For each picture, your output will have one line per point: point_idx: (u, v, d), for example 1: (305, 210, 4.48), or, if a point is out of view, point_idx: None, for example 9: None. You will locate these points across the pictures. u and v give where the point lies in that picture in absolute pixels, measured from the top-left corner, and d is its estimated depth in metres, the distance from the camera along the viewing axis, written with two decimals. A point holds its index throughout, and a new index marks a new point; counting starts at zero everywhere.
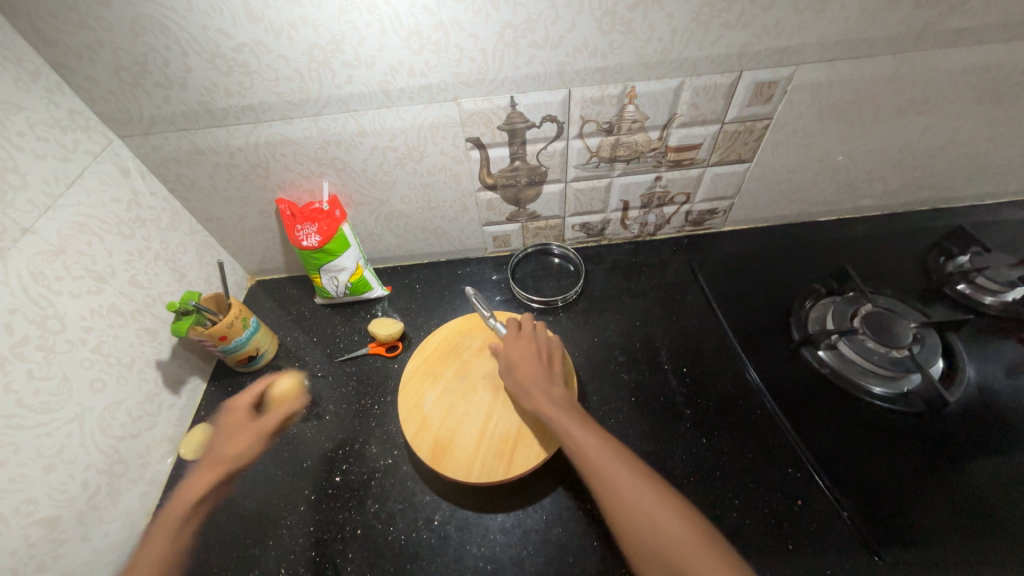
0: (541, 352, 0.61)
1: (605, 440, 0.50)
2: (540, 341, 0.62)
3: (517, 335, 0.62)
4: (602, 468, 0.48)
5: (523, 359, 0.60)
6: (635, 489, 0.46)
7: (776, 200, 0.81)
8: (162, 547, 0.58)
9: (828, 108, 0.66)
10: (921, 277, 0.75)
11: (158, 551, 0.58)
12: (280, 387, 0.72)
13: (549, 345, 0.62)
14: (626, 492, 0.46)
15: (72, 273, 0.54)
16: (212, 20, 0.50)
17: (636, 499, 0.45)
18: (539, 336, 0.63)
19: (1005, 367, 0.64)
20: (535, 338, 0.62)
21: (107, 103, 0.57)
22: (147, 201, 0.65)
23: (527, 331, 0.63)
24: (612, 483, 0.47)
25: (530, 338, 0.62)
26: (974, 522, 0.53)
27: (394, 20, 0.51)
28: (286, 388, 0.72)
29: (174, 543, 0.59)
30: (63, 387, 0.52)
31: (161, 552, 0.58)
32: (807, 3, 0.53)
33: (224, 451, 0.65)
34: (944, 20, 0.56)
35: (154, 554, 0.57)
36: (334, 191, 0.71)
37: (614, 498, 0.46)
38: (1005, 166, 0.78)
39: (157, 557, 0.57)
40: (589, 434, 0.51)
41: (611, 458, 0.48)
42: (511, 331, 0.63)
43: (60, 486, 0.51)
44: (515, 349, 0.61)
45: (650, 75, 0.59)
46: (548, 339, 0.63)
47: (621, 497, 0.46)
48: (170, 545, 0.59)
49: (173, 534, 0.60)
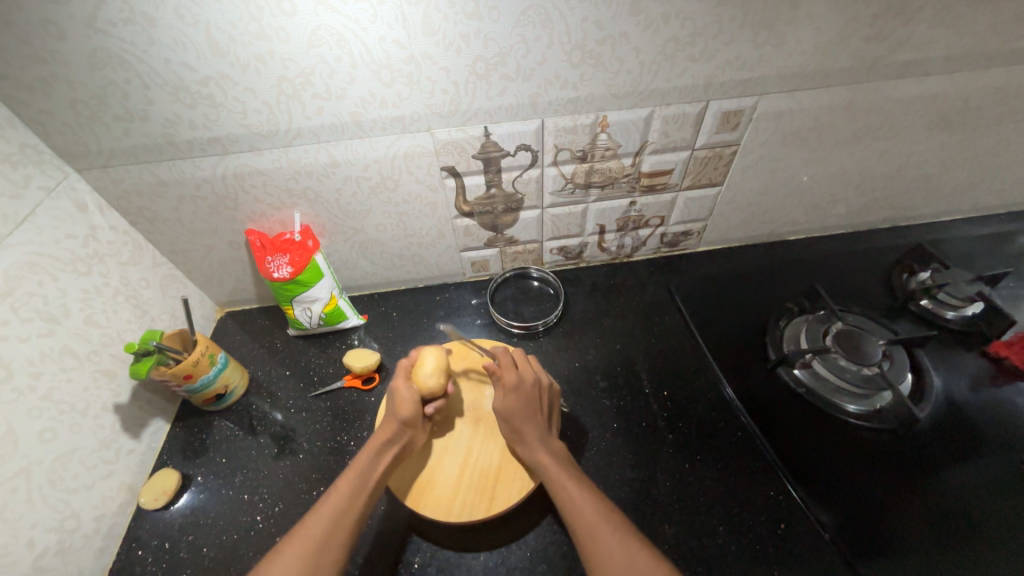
0: (537, 406, 0.57)
1: (599, 500, 0.50)
2: (537, 394, 0.58)
3: (516, 386, 0.57)
4: (592, 527, 0.47)
5: (519, 414, 0.56)
6: (626, 553, 0.45)
7: (747, 221, 0.83)
8: (351, 509, 0.48)
9: (791, 134, 0.68)
10: (887, 293, 0.78)
11: (330, 507, 0.47)
12: (426, 373, 0.59)
13: (544, 397, 0.59)
14: (615, 555, 0.45)
15: (21, 316, 0.51)
16: (175, 53, 0.49)
17: (627, 565, 0.44)
18: (536, 387, 0.58)
19: (969, 380, 0.66)
20: (532, 390, 0.58)
21: (62, 137, 0.54)
22: (106, 235, 0.62)
23: (525, 380, 0.58)
24: (593, 532, 0.47)
25: (529, 390, 0.57)
26: (950, 537, 0.53)
27: (364, 54, 0.51)
28: (434, 364, 0.59)
29: (358, 491, 0.49)
30: (8, 441, 0.49)
31: (335, 519, 0.47)
32: (766, 38, 0.55)
33: (399, 412, 0.55)
34: (894, 53, 0.59)
35: (328, 519, 0.47)
36: (307, 221, 0.69)
37: (602, 560, 0.45)
38: (958, 186, 0.82)
39: (331, 520, 0.47)
40: (584, 492, 0.50)
41: (603, 518, 0.48)
42: (510, 380, 0.57)
43: (3, 549, 0.47)
44: (512, 403, 0.56)
45: (621, 105, 0.61)
46: (544, 391, 0.59)
47: (610, 560, 0.45)
48: (351, 506, 0.48)
49: (360, 497, 0.49)
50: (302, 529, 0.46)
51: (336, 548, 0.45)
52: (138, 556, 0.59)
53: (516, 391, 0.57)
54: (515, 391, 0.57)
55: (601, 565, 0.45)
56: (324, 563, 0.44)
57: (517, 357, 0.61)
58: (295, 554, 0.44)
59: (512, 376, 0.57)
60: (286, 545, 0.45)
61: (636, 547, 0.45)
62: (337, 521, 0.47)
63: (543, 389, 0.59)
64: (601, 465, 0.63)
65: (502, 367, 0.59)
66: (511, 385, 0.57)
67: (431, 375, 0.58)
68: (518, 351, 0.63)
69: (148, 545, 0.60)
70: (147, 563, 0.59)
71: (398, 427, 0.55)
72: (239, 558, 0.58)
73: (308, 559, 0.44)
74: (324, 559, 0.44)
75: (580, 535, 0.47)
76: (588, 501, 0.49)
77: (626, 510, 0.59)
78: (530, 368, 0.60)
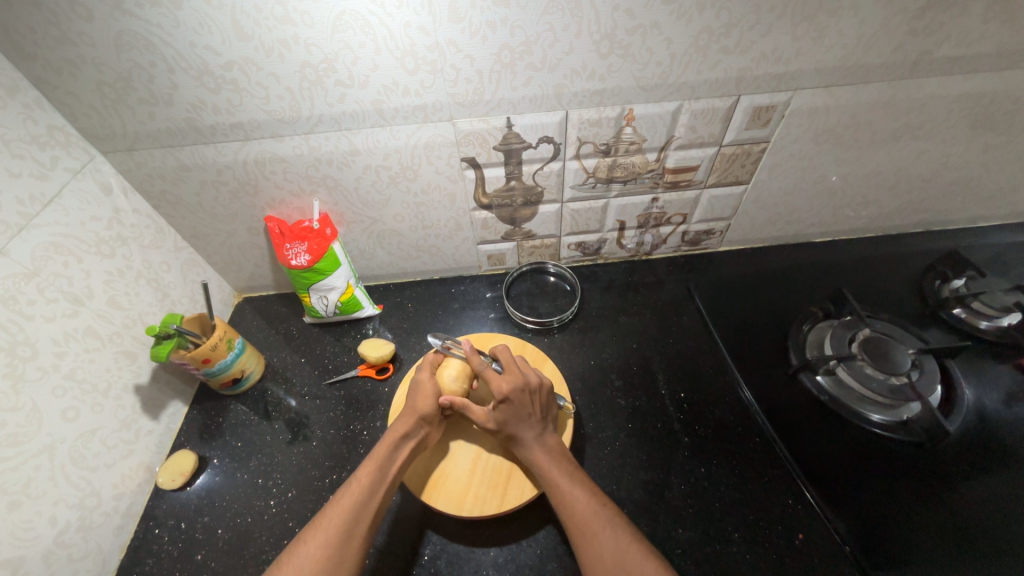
0: (529, 411, 0.55)
1: (591, 496, 0.49)
2: (529, 399, 0.55)
3: (504, 395, 0.54)
4: (581, 524, 0.47)
5: (512, 422, 0.54)
6: (615, 550, 0.44)
7: (772, 221, 0.81)
8: (372, 500, 0.48)
9: (824, 132, 0.66)
10: (917, 300, 0.75)
11: (351, 497, 0.47)
12: (448, 375, 0.58)
13: (537, 400, 0.56)
14: (605, 550, 0.44)
15: (46, 296, 0.52)
16: (200, 37, 0.48)
17: (615, 561, 0.44)
18: (528, 391, 0.55)
19: (1002, 393, 0.63)
20: (523, 396, 0.55)
21: (88, 119, 0.55)
22: (130, 219, 0.63)
23: (513, 387, 0.55)
24: (586, 529, 0.46)
25: (519, 396, 0.54)
26: (977, 555, 0.51)
27: (388, 40, 0.50)
28: (456, 368, 0.59)
29: (379, 483, 0.49)
30: (32, 418, 0.50)
31: (356, 508, 0.47)
32: (805, 30, 0.53)
33: (418, 407, 0.55)
34: (940, 48, 0.56)
35: (349, 510, 0.46)
36: (325, 209, 0.69)
37: (593, 556, 0.45)
38: (999, 190, 0.78)
39: (352, 510, 0.47)
40: (575, 489, 0.49)
41: (592, 515, 0.47)
42: (497, 390, 0.54)
43: (25, 524, 0.48)
44: (503, 413, 0.54)
45: (648, 99, 0.59)
46: (538, 392, 0.56)
47: (600, 556, 0.44)
48: (372, 496, 0.48)
49: (380, 488, 0.49)
50: (324, 519, 0.46)
51: (359, 537, 0.45)
52: (154, 535, 0.60)
53: (507, 403, 0.54)
54: (504, 401, 0.54)
55: (590, 560, 0.45)
56: (348, 552, 0.44)
57: (506, 362, 0.58)
58: (320, 543, 0.44)
59: (501, 386, 0.55)
60: (309, 535, 0.45)
61: (626, 543, 0.45)
62: (359, 512, 0.47)
63: (537, 390, 0.56)
64: (612, 465, 0.62)
65: (489, 377, 0.56)
66: (500, 396, 0.54)
67: (454, 378, 0.58)
68: (504, 352, 0.59)
69: (165, 524, 0.61)
70: (164, 542, 0.60)
71: (416, 423, 0.54)
72: (252, 541, 0.59)
73: (332, 547, 0.44)
74: (348, 548, 0.44)
75: (573, 530, 0.47)
76: (579, 497, 0.49)
77: (638, 511, 0.58)
78: (518, 371, 0.56)
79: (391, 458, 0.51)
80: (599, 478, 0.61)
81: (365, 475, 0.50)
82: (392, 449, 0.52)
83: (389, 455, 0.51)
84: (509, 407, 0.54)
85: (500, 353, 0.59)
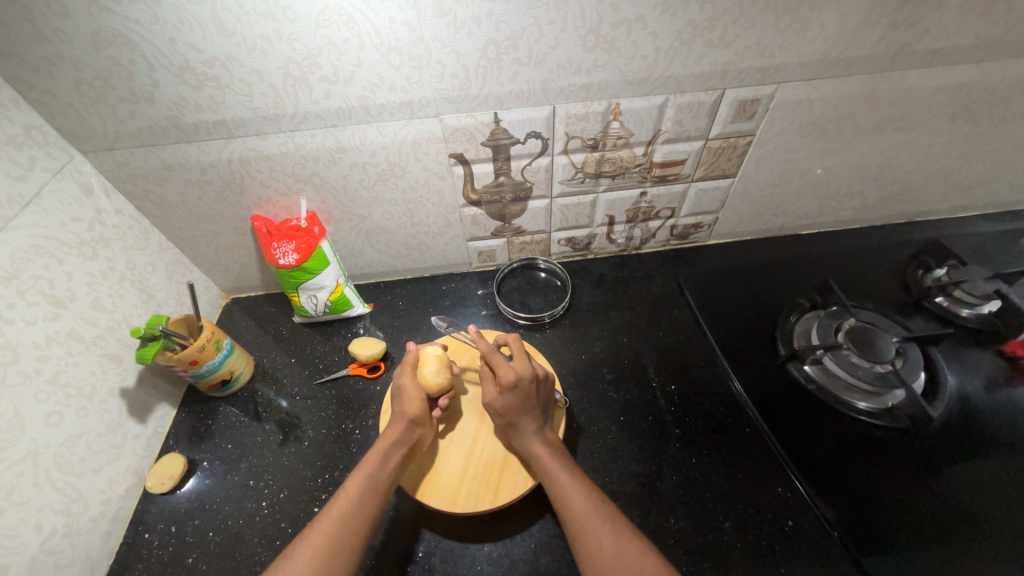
0: (533, 402, 0.55)
1: (590, 492, 0.49)
2: (534, 390, 0.55)
3: (511, 383, 0.53)
4: (582, 520, 0.47)
5: (516, 412, 0.54)
6: (614, 547, 0.44)
7: (759, 215, 0.82)
8: (362, 511, 0.48)
9: (809, 125, 0.66)
10: (902, 289, 0.76)
11: (338, 511, 0.47)
12: (430, 372, 0.58)
13: (541, 391, 0.56)
14: (605, 547, 0.45)
15: (27, 299, 0.51)
16: (181, 33, 0.47)
17: (615, 558, 0.44)
18: (535, 382, 0.55)
19: (984, 379, 0.65)
20: (530, 386, 0.55)
21: (67, 118, 0.54)
22: (112, 219, 0.62)
23: (523, 376, 0.54)
24: (587, 527, 0.46)
25: (526, 385, 0.54)
26: (962, 537, 0.53)
27: (373, 35, 0.49)
28: (437, 363, 0.59)
29: (367, 493, 0.49)
30: (14, 423, 0.49)
31: (344, 522, 0.47)
32: (787, 23, 0.53)
33: (406, 411, 0.55)
34: (919, 41, 0.57)
35: (338, 522, 0.46)
36: (313, 207, 0.68)
37: (592, 553, 0.45)
38: (978, 180, 0.80)
39: (340, 524, 0.46)
40: (575, 485, 0.50)
41: (592, 510, 0.47)
42: (506, 377, 0.54)
43: (11, 531, 0.48)
44: (509, 401, 0.54)
45: (635, 92, 0.59)
46: (542, 384, 0.56)
47: (599, 553, 0.45)
48: (361, 507, 0.48)
49: (369, 500, 0.49)
50: (311, 534, 0.46)
51: (348, 551, 0.45)
52: (144, 539, 0.60)
53: (515, 391, 0.54)
54: (512, 388, 0.53)
55: (590, 557, 0.45)
56: (337, 567, 0.44)
57: (516, 351, 0.58)
58: (306, 559, 0.44)
59: (508, 374, 0.53)
60: (296, 550, 0.44)
61: (626, 540, 0.45)
62: (346, 525, 0.46)
63: (540, 381, 0.56)
64: (605, 458, 0.62)
65: (497, 364, 0.55)
66: (508, 382, 0.53)
67: (435, 375, 0.58)
68: (515, 343, 0.60)
69: (154, 528, 0.60)
70: (154, 546, 0.59)
71: (406, 428, 0.54)
72: (245, 543, 0.58)
73: (319, 562, 0.44)
74: (337, 563, 0.44)
75: (573, 529, 0.47)
76: (578, 493, 0.49)
77: (630, 504, 0.58)
78: (527, 362, 0.57)
79: (382, 467, 0.51)
80: (591, 471, 0.61)
81: (357, 485, 0.49)
82: (383, 458, 0.52)
83: (379, 464, 0.51)
84: (516, 396, 0.54)
85: (512, 342, 0.60)
